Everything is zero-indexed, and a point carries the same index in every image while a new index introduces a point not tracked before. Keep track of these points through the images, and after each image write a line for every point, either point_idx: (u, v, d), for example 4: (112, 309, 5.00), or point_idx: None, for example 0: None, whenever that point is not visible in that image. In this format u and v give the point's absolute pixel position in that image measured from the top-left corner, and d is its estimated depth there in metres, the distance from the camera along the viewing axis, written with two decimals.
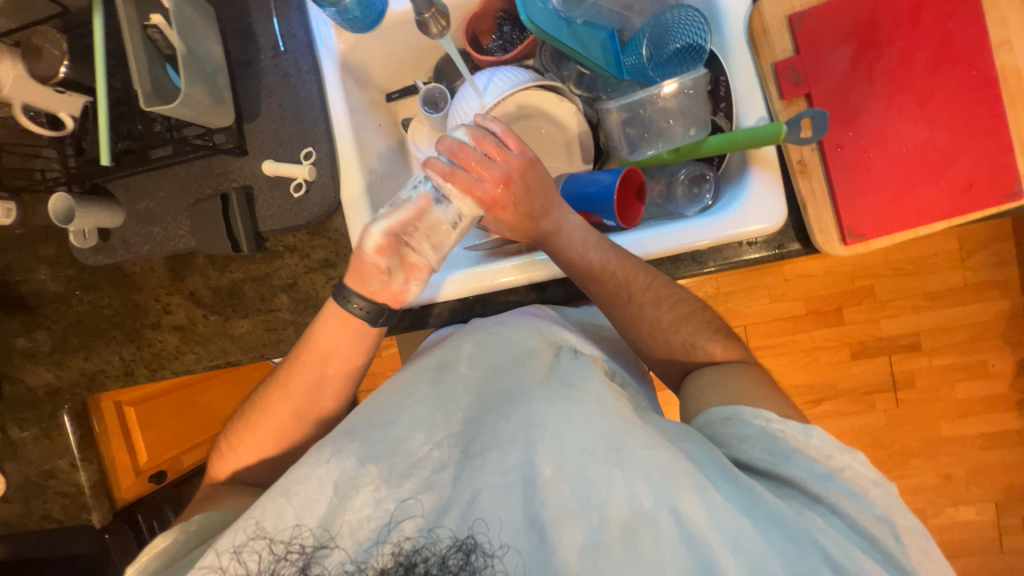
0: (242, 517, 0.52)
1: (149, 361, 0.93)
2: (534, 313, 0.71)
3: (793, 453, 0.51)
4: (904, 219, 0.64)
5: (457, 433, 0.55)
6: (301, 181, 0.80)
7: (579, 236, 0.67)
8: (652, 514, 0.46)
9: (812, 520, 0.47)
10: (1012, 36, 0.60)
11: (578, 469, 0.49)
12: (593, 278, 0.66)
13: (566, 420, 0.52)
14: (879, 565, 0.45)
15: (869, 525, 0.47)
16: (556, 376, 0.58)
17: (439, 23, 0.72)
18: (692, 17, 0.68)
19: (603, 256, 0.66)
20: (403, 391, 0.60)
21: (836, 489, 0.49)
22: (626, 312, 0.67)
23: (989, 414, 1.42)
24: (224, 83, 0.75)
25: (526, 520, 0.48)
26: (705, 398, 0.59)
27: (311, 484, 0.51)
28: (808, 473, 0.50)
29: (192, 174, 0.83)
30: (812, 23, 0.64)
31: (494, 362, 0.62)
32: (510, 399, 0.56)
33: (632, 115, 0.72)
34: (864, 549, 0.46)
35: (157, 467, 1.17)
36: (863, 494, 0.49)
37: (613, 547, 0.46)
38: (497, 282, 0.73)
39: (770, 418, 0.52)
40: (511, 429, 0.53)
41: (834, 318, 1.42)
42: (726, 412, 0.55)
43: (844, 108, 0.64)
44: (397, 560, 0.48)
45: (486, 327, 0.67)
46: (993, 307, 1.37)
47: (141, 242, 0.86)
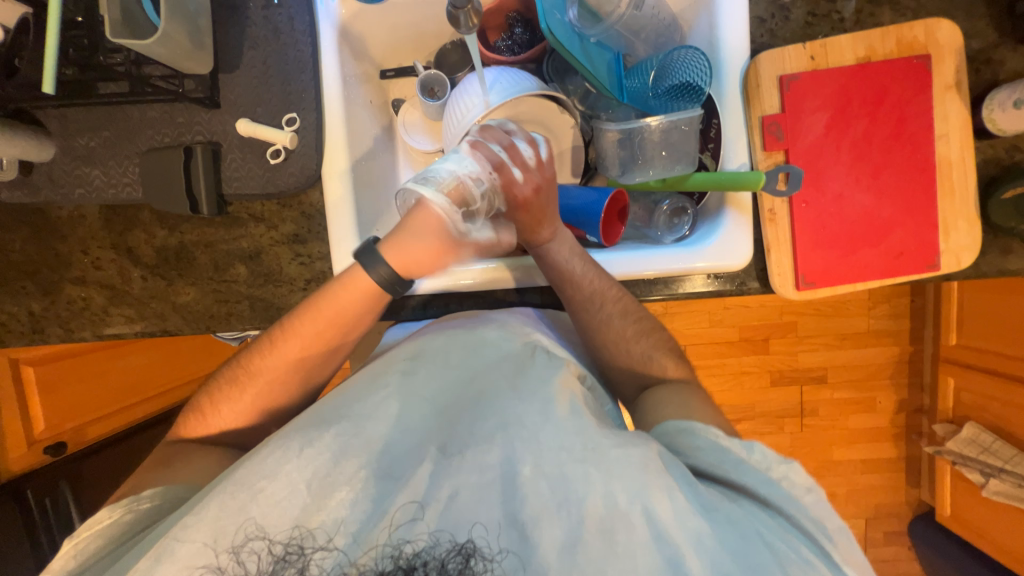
0: (196, 515, 0.49)
1: (66, 320, 0.81)
2: (510, 313, 0.69)
3: (741, 464, 0.55)
4: (847, 272, 0.72)
5: (433, 429, 0.56)
6: (279, 148, 0.74)
7: (564, 245, 0.70)
8: (627, 511, 0.49)
9: (764, 519, 0.50)
10: (950, 131, 0.70)
11: (557, 467, 0.51)
12: (569, 282, 0.69)
13: (543, 420, 0.54)
14: (819, 559, 0.48)
15: (807, 523, 0.52)
16: (526, 376, 0.59)
17: (469, 21, 0.70)
18: (696, 59, 0.72)
19: (584, 265, 0.69)
20: (374, 381, 0.59)
21: (778, 493, 0.53)
22: (592, 322, 0.70)
23: (873, 443, 1.65)
24: (205, 26, 0.68)
25: (507, 518, 0.49)
26: (662, 410, 0.64)
27: (279, 481, 0.50)
28: (756, 480, 0.54)
29: (149, 119, 0.74)
30: (797, 86, 0.70)
31: (467, 360, 0.62)
32: (484, 400, 0.58)
33: (626, 138, 0.74)
34: (807, 544, 0.50)
35: (58, 437, 1.07)
36: (797, 499, 0.53)
37: (591, 543, 0.48)
38: (458, 282, 0.73)
39: (719, 433, 0.57)
40: (489, 426, 0.55)
41: (762, 347, 1.57)
42: (682, 426, 0.59)
43: (814, 167, 0.71)
44: (397, 564, 0.47)
45: (465, 322, 0.66)
46: (888, 352, 1.58)
47: (74, 185, 0.75)
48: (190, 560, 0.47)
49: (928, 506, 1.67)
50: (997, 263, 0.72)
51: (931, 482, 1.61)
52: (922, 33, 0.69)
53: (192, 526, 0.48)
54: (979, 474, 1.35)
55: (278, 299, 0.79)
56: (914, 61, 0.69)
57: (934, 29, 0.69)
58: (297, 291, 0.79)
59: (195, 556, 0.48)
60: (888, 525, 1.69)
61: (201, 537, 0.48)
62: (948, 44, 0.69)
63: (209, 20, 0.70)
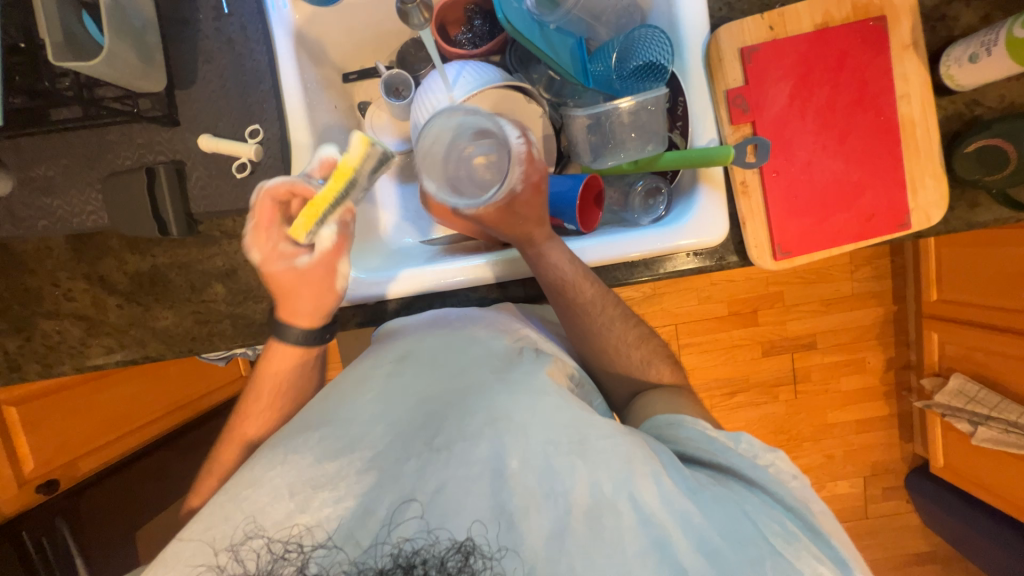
0: (195, 521, 0.51)
1: (44, 355, 0.79)
2: (499, 313, 0.71)
3: (726, 448, 0.57)
4: (820, 239, 0.73)
5: (420, 426, 0.55)
6: (246, 161, 0.72)
7: (558, 251, 0.68)
8: (613, 499, 0.50)
9: (749, 497, 0.52)
10: (911, 90, 0.71)
11: (543, 460, 0.51)
12: (566, 289, 0.68)
13: (531, 411, 0.54)
14: (802, 532, 0.50)
15: (795, 503, 0.53)
16: (515, 370, 0.59)
17: (422, 16, 0.69)
18: (657, 37, 0.71)
19: (576, 269, 0.68)
20: (361, 386, 0.60)
21: (763, 475, 0.55)
22: (592, 326, 0.70)
23: (865, 403, 1.68)
24: (154, 42, 0.66)
25: (496, 509, 0.49)
26: (649, 408, 0.66)
27: (264, 487, 0.50)
28: (740, 461, 0.56)
29: (107, 143, 0.72)
30: (759, 57, 0.71)
31: (456, 358, 0.62)
32: (470, 394, 0.57)
33: (595, 123, 0.75)
34: (790, 519, 0.51)
35: (48, 475, 1.05)
36: (784, 483, 0.55)
37: (578, 530, 0.48)
38: (439, 281, 0.73)
39: (707, 425, 0.59)
40: (477, 421, 0.54)
41: (750, 319, 1.59)
42: (670, 419, 0.61)
43: (781, 137, 0.72)
44: (396, 562, 0.46)
45: (452, 321, 0.68)
46: (873, 313, 1.61)
47: (36, 217, 0.73)
48: (192, 557, 0.48)
49: (922, 459, 1.71)
50: (967, 217, 0.74)
51: (923, 435, 1.65)
52: None
53: (192, 529, 0.50)
54: (968, 423, 1.39)
55: (260, 315, 0.78)
56: (870, 23, 0.70)
57: None
58: (278, 305, 0.78)
59: (197, 554, 0.48)
60: (885, 481, 1.73)
61: (204, 536, 0.49)
62: (903, 4, 0.70)
63: (158, 35, 0.68)
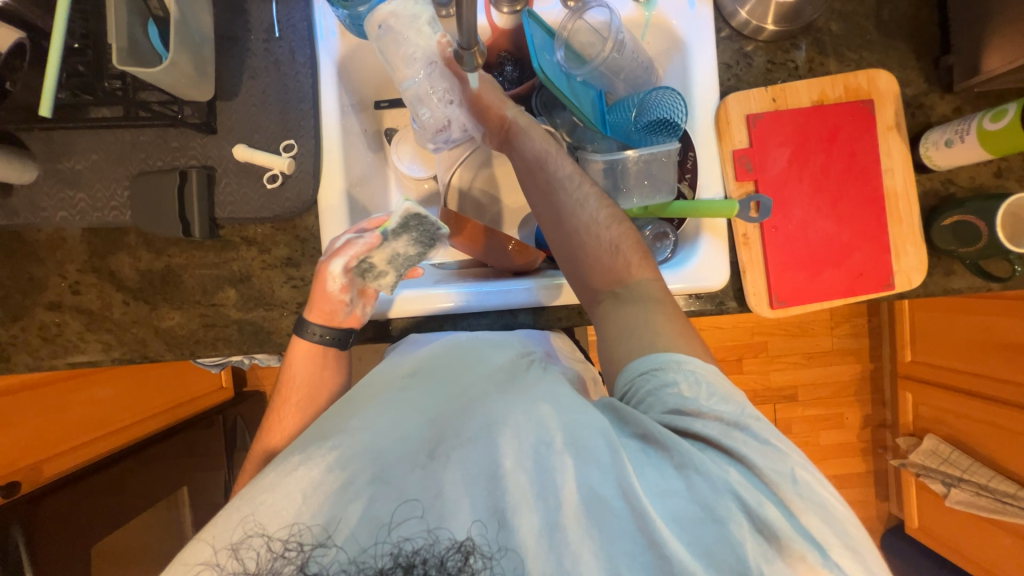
0: (207, 525, 0.49)
1: (35, 347, 0.77)
2: (512, 334, 0.76)
3: (704, 409, 0.53)
4: (815, 293, 0.78)
5: (426, 435, 0.56)
6: (277, 173, 0.75)
7: (534, 132, 0.73)
8: (602, 494, 0.50)
9: (727, 472, 0.49)
10: (894, 165, 0.79)
11: (536, 460, 0.52)
12: (541, 162, 0.71)
13: (526, 417, 0.56)
14: (779, 511, 0.47)
15: (770, 471, 0.49)
16: (515, 384, 0.62)
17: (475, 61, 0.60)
18: (672, 98, 0.78)
19: (548, 142, 0.72)
20: (368, 398, 0.62)
21: (745, 437, 0.51)
22: (570, 202, 0.69)
23: (844, 458, 1.72)
24: (209, 57, 0.70)
25: (492, 512, 0.49)
26: (624, 348, 0.61)
27: (279, 491, 0.50)
28: (718, 429, 0.52)
29: (141, 143, 0.74)
30: (762, 124, 0.78)
31: (463, 371, 0.66)
32: (473, 403, 0.60)
33: (610, 168, 0.81)
34: (770, 497, 0.48)
35: (10, 476, 0.97)
36: (765, 445, 0.51)
37: (572, 528, 0.49)
38: (441, 306, 0.77)
39: (677, 363, 0.56)
40: (474, 427, 0.56)
41: (736, 367, 1.64)
42: (645, 368, 0.57)
43: (780, 196, 0.78)
44: (396, 561, 0.47)
45: (461, 339, 0.74)
46: (852, 369, 1.68)
47: (56, 207, 0.74)
48: (191, 556, 0.48)
49: (897, 518, 1.74)
50: (943, 283, 0.80)
51: (898, 495, 1.68)
52: (865, 81, 0.79)
53: (203, 529, 0.49)
54: (942, 485, 1.42)
55: (269, 323, 0.78)
56: (861, 104, 0.78)
57: (875, 78, 0.79)
58: (288, 314, 0.78)
59: (197, 553, 0.48)
60: None
61: (207, 535, 0.49)
62: (887, 91, 0.79)
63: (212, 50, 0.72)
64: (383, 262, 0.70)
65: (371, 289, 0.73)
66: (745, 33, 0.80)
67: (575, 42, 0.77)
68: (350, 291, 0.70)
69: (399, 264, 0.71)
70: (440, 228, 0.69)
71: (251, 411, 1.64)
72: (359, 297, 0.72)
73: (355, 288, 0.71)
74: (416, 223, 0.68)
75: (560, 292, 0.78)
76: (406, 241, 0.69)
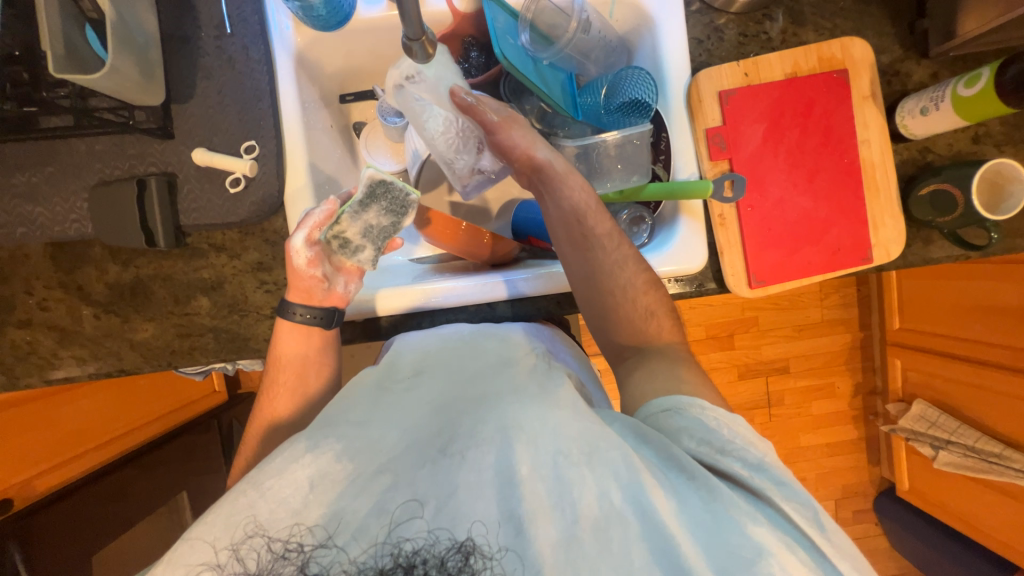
0: (213, 510, 0.48)
1: (9, 366, 0.76)
2: (508, 327, 0.73)
3: (728, 445, 0.52)
4: (793, 270, 0.78)
5: (436, 431, 0.55)
6: (239, 176, 0.73)
7: (575, 184, 0.68)
8: (620, 509, 0.47)
9: (754, 516, 0.47)
10: (870, 136, 0.77)
11: (553, 469, 0.49)
12: (579, 216, 0.67)
13: (543, 422, 0.52)
14: (808, 557, 0.46)
15: (799, 517, 0.49)
16: (532, 381, 0.59)
17: (425, 51, 0.61)
18: (642, 77, 0.77)
19: (586, 196, 0.68)
20: (376, 395, 0.60)
21: (768, 478, 0.51)
22: (606, 261, 0.67)
23: (836, 427, 1.75)
24: (155, 58, 0.67)
25: (503, 516, 0.47)
26: (645, 387, 0.61)
27: (285, 479, 0.49)
28: (744, 466, 0.51)
29: (97, 152, 0.72)
30: (735, 100, 0.76)
31: (474, 368, 0.63)
32: (486, 402, 0.57)
33: (584, 153, 0.79)
34: (800, 544, 0.47)
35: (0, 494, 0.99)
36: (788, 485, 0.51)
37: (587, 542, 0.46)
38: (435, 297, 0.77)
39: (705, 407, 0.55)
40: (491, 428, 0.53)
41: (727, 343, 1.65)
42: (666, 405, 0.56)
43: (756, 174, 0.77)
44: (396, 561, 0.45)
45: (463, 334, 0.70)
46: (841, 339, 1.69)
47: (14, 223, 0.72)
48: (192, 555, 0.46)
49: (888, 482, 1.78)
50: (922, 253, 0.80)
51: (889, 460, 1.71)
52: (839, 49, 0.77)
53: (202, 525, 0.47)
54: (931, 448, 1.45)
55: (245, 330, 0.77)
56: (835, 75, 0.76)
57: (849, 46, 0.76)
58: (264, 320, 0.77)
59: (197, 553, 0.46)
60: (854, 504, 1.79)
61: (205, 533, 0.47)
62: (862, 60, 0.77)
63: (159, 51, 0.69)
64: (354, 236, 0.69)
65: (350, 265, 0.71)
66: (715, 6, 0.78)
67: (541, 23, 0.73)
68: (321, 265, 0.69)
69: (374, 236, 0.70)
70: (407, 193, 0.68)
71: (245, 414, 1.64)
72: (337, 274, 0.71)
73: (328, 264, 0.70)
74: (383, 190, 0.68)
75: (552, 282, 0.77)
76: (377, 211, 0.68)
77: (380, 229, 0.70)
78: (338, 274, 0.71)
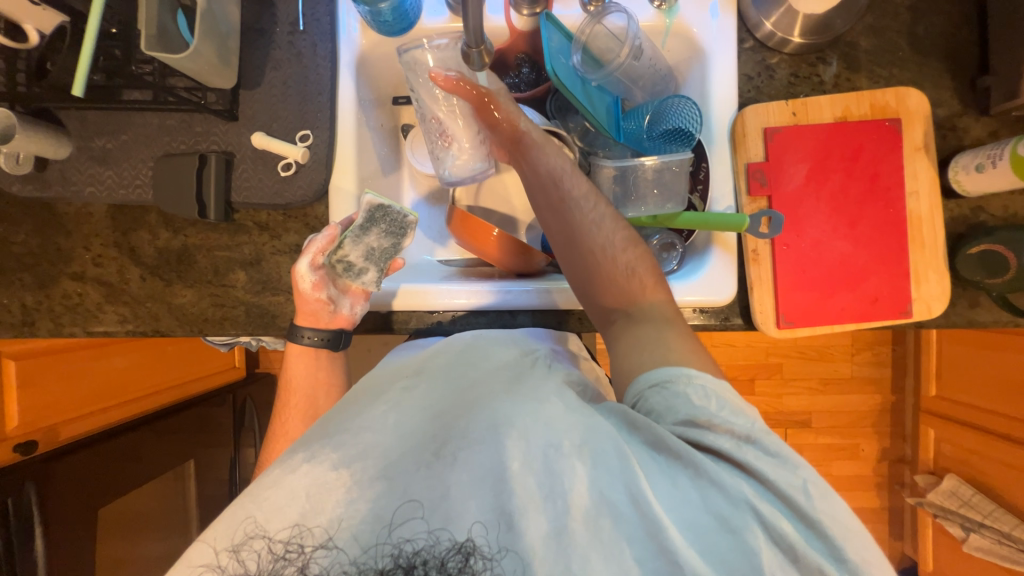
0: (212, 524, 0.48)
1: (58, 314, 0.81)
2: (520, 333, 0.73)
3: (714, 418, 0.50)
4: (825, 315, 0.75)
5: (432, 435, 0.52)
6: (291, 161, 0.77)
7: (552, 152, 0.69)
8: (612, 502, 0.47)
9: (740, 486, 0.48)
10: (920, 188, 0.75)
11: (543, 462, 0.49)
12: (558, 178, 0.67)
13: (533, 419, 0.51)
14: (795, 526, 0.46)
15: (787, 487, 0.47)
16: (525, 385, 0.58)
17: (482, 59, 0.64)
18: (687, 107, 0.77)
19: (562, 159, 0.69)
20: (376, 398, 0.58)
21: (753, 451, 0.49)
22: (584, 220, 0.65)
23: (856, 491, 1.65)
24: (233, 46, 0.73)
25: (496, 513, 0.47)
26: (634, 361, 0.58)
27: (281, 489, 0.48)
28: (729, 440, 0.49)
29: (167, 126, 0.78)
30: (780, 138, 0.76)
31: (472, 373, 0.61)
32: (479, 404, 0.54)
33: (621, 175, 0.80)
34: (785, 513, 0.47)
35: (28, 436, 1.03)
36: (776, 455, 0.49)
37: (579, 533, 0.46)
38: (451, 301, 0.78)
39: (687, 377, 0.53)
40: (480, 427, 0.52)
41: (747, 387, 1.59)
42: (652, 380, 0.54)
43: (794, 213, 0.76)
44: (396, 562, 0.45)
45: (468, 339, 0.69)
46: (871, 399, 1.61)
47: (85, 183, 0.77)
48: (193, 558, 0.47)
49: (910, 560, 1.65)
50: (968, 314, 0.76)
51: (913, 535, 1.60)
52: (893, 99, 0.76)
53: (208, 527, 0.48)
54: (960, 529, 1.35)
55: (274, 307, 0.80)
56: (885, 124, 0.75)
57: (905, 97, 0.75)
58: (293, 300, 0.80)
59: (199, 555, 0.47)
60: None
61: (208, 536, 0.48)
62: (917, 111, 0.75)
63: (237, 41, 0.75)
64: (356, 261, 0.73)
65: (354, 288, 0.74)
66: (769, 45, 0.78)
67: (594, 47, 0.75)
68: (325, 289, 0.72)
69: (376, 259, 0.73)
70: (405, 214, 0.72)
71: (260, 394, 1.68)
72: (343, 297, 0.74)
73: (332, 287, 0.73)
74: (381, 214, 0.72)
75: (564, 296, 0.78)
76: (377, 234, 0.73)
77: (381, 253, 0.73)
78: (342, 298, 0.74)
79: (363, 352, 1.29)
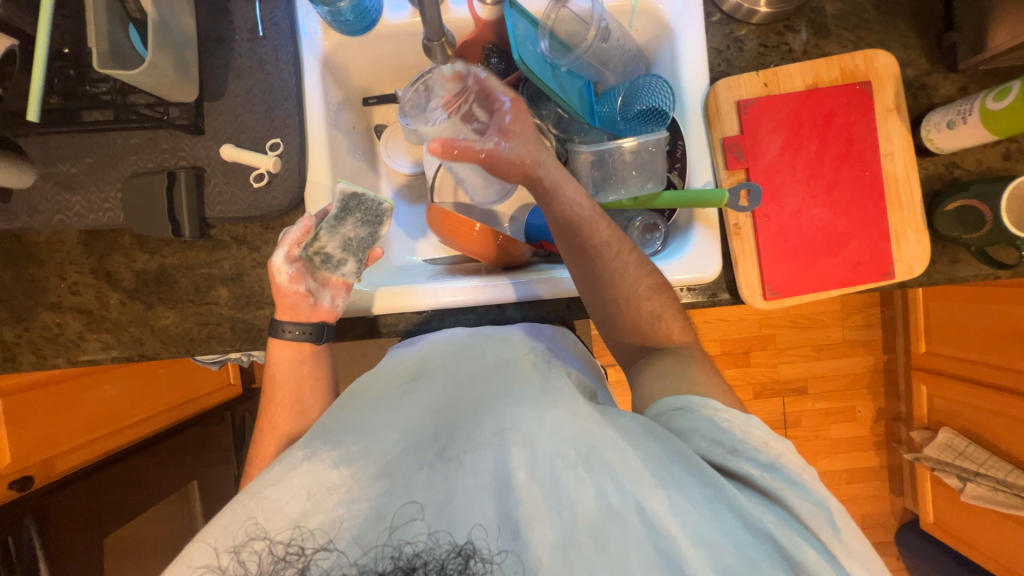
0: (212, 523, 0.48)
1: (39, 346, 0.79)
2: (512, 328, 0.73)
3: (739, 444, 0.52)
4: (810, 283, 0.76)
5: (432, 433, 0.54)
6: (263, 172, 0.76)
7: (574, 190, 0.67)
8: (619, 509, 0.46)
9: (762, 512, 0.47)
10: (894, 149, 0.76)
11: (550, 471, 0.49)
12: (582, 226, 0.66)
13: (542, 425, 0.52)
14: (823, 558, 0.46)
15: (808, 513, 0.49)
16: (531, 382, 0.59)
17: (444, 52, 0.69)
18: (658, 85, 0.77)
19: (586, 207, 0.67)
20: (377, 403, 0.60)
21: (778, 478, 0.50)
22: (608, 269, 0.67)
23: (855, 452, 1.68)
24: (191, 57, 0.71)
25: (500, 519, 0.46)
26: (659, 385, 0.62)
27: (282, 488, 0.49)
28: (754, 465, 0.51)
29: (132, 145, 0.76)
30: (754, 110, 0.76)
31: (474, 368, 0.63)
32: (484, 404, 0.56)
33: (599, 159, 0.80)
34: (810, 541, 0.47)
35: (21, 472, 1.00)
36: (799, 481, 0.50)
37: (585, 544, 0.45)
38: (442, 299, 0.77)
39: (716, 408, 0.55)
40: (486, 431, 0.52)
41: (742, 360, 1.61)
42: (677, 404, 0.57)
43: (773, 184, 0.76)
44: (396, 565, 0.43)
45: (463, 338, 0.70)
46: (863, 361, 1.64)
47: (52, 210, 0.75)
48: (193, 557, 0.46)
49: (912, 514, 1.69)
50: (948, 271, 0.77)
51: (913, 490, 1.64)
52: (862, 62, 0.76)
53: (209, 528, 0.48)
54: (957, 479, 1.37)
55: (260, 321, 0.79)
56: (856, 87, 0.75)
57: (873, 59, 0.75)
58: None
59: (198, 555, 0.46)
60: (875, 535, 1.71)
61: (208, 537, 0.47)
62: (886, 72, 0.75)
63: (195, 51, 0.73)
64: (333, 253, 0.71)
65: (334, 280, 0.73)
66: (736, 17, 0.78)
67: (560, 31, 0.74)
68: (303, 281, 0.71)
69: (354, 249, 0.72)
70: (379, 202, 0.71)
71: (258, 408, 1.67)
72: (323, 290, 0.73)
73: (311, 279, 0.72)
74: (356, 203, 0.71)
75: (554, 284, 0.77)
76: (352, 224, 0.72)
77: (358, 242, 0.72)
78: (323, 291, 0.73)
79: (358, 358, 1.29)
